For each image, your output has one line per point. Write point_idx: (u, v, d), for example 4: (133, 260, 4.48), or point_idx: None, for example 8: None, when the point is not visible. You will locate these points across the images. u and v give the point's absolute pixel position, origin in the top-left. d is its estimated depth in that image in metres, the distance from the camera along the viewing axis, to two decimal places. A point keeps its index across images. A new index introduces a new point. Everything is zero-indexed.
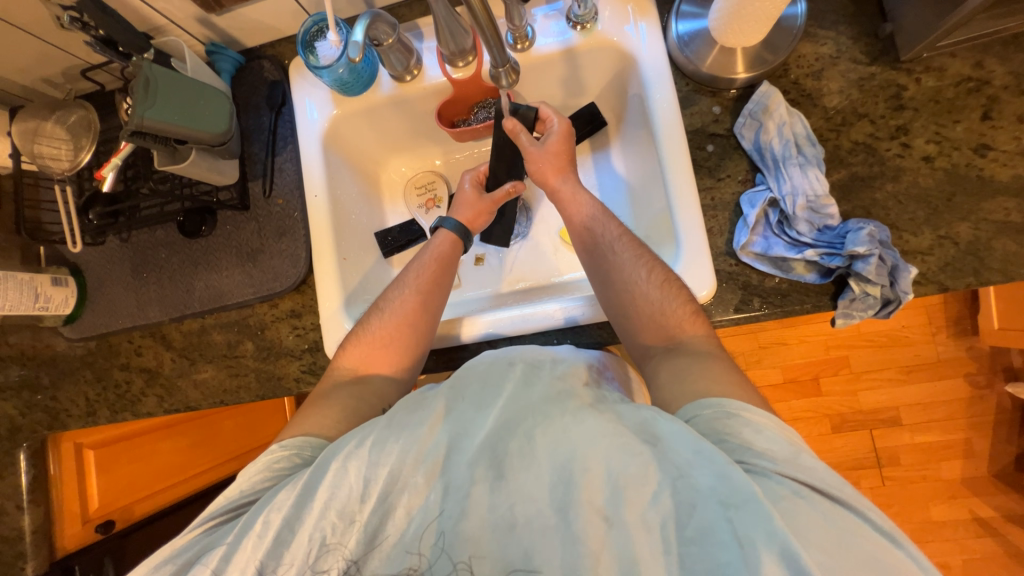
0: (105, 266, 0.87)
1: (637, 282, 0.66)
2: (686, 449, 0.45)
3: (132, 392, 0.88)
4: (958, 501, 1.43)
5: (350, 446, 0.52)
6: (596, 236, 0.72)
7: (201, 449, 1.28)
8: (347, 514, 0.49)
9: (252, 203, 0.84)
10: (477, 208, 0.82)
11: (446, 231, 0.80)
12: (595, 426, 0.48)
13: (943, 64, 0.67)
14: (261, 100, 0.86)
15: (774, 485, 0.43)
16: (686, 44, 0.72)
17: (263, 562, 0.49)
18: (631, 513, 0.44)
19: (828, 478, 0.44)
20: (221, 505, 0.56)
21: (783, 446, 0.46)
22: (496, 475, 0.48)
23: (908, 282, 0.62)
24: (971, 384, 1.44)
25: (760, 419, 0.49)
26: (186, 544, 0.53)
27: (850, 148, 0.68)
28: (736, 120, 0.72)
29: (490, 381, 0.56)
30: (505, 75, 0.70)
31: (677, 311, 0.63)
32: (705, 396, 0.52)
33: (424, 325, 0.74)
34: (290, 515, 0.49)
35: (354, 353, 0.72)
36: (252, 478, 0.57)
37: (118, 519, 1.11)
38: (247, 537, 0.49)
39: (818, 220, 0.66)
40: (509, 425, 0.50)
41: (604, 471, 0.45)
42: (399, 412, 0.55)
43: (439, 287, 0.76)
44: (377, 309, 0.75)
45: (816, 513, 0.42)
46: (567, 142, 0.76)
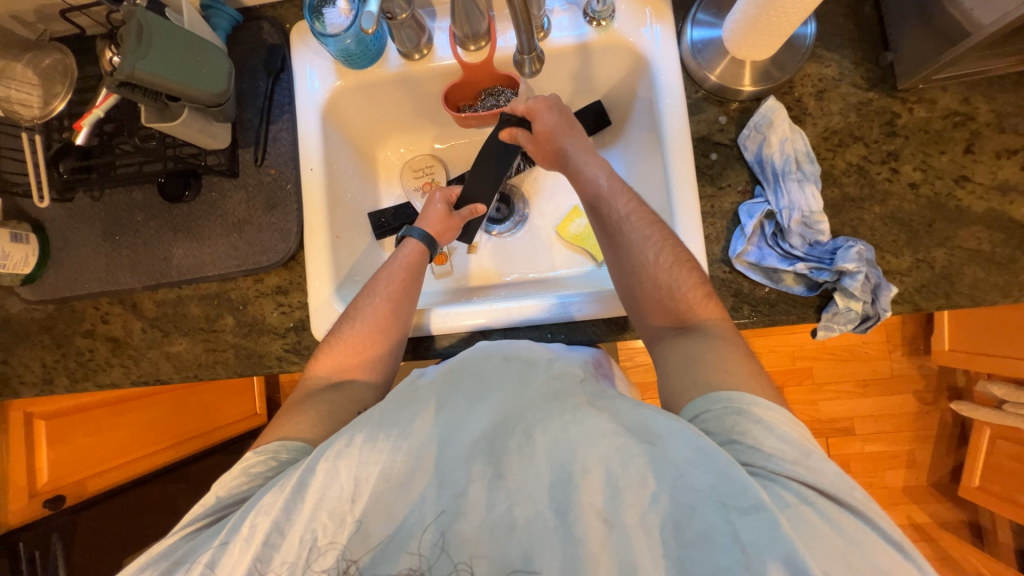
0: (72, 225, 0.81)
1: (641, 271, 0.67)
2: (685, 448, 0.46)
3: (95, 361, 0.82)
4: (898, 508, 1.55)
5: (339, 445, 0.51)
6: (605, 215, 0.71)
7: (163, 424, 1.23)
8: (338, 514, 0.48)
9: (242, 170, 0.80)
10: (447, 224, 0.80)
11: (413, 241, 0.78)
12: (596, 426, 0.49)
13: (934, 96, 0.70)
14: (258, 63, 0.81)
15: (781, 490, 0.45)
16: (699, 50, 0.73)
17: (252, 566, 0.47)
18: (630, 515, 0.45)
19: (839, 482, 0.46)
20: (199, 512, 0.54)
21: (793, 446, 0.48)
22: (494, 473, 0.48)
23: (888, 300, 0.66)
24: (920, 400, 1.54)
25: (769, 415, 0.50)
26: (165, 550, 0.51)
27: (844, 169, 0.71)
28: (740, 132, 0.73)
29: (486, 377, 0.56)
30: (529, 63, 0.71)
31: (688, 294, 0.64)
32: (716, 390, 0.54)
33: (394, 337, 0.71)
34: (278, 518, 0.48)
35: (327, 361, 0.69)
36: (228, 485, 0.56)
37: (70, 494, 1.03)
38: (231, 544, 0.48)
39: (809, 234, 0.69)
40: (509, 421, 0.50)
41: (602, 473, 0.46)
42: (390, 406, 0.54)
43: (409, 296, 0.73)
44: (349, 317, 0.72)
45: (823, 520, 0.44)
46: (556, 114, 0.75)
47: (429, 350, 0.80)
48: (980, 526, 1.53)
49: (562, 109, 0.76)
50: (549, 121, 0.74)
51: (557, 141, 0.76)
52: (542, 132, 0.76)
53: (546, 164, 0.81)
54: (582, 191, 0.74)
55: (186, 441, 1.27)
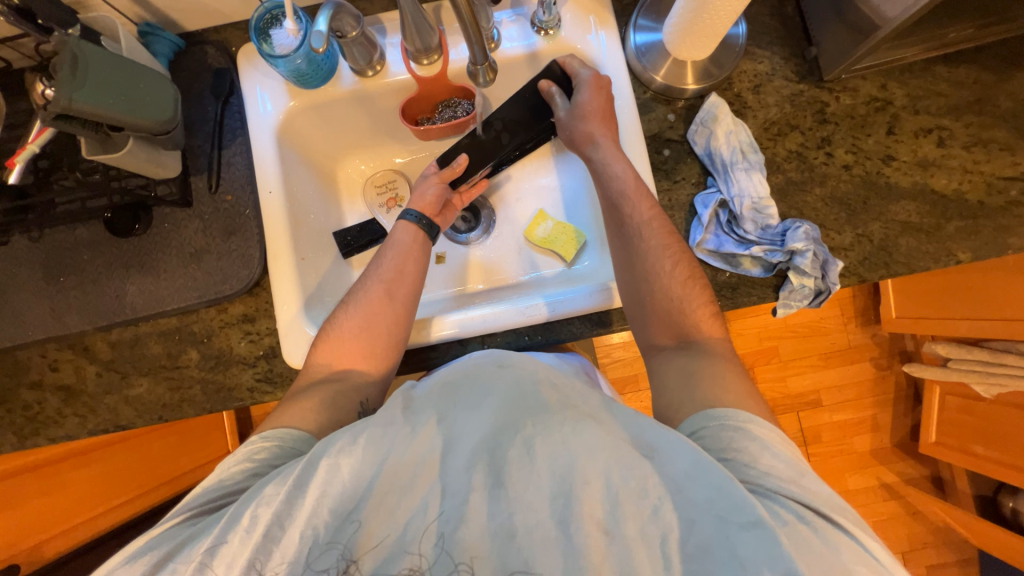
0: (9, 270, 0.76)
1: (652, 279, 0.68)
2: (682, 459, 0.48)
3: (46, 413, 0.77)
4: (868, 470, 1.64)
5: (342, 441, 0.49)
6: (625, 216, 0.71)
7: (125, 475, 1.14)
8: (342, 511, 0.48)
9: (195, 198, 0.77)
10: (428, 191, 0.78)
11: (406, 223, 0.76)
12: (595, 437, 0.49)
13: (856, 85, 0.77)
14: (204, 88, 0.79)
15: (780, 508, 0.47)
16: (643, 53, 0.77)
17: (251, 561, 0.46)
18: (631, 526, 0.46)
19: (831, 502, 0.48)
20: (198, 497, 0.52)
21: (787, 464, 0.50)
22: (494, 484, 0.48)
23: (836, 274, 0.71)
24: (875, 366, 1.65)
25: (765, 435, 0.53)
26: (160, 536, 0.49)
27: (785, 156, 0.76)
28: (689, 128, 0.77)
29: (486, 384, 0.54)
30: (482, 73, 0.73)
31: (695, 311, 0.67)
32: (712, 407, 0.57)
33: (393, 324, 0.69)
34: (280, 510, 0.47)
35: (326, 349, 0.68)
36: (230, 469, 0.55)
37: (23, 562, 0.95)
38: (232, 533, 0.46)
39: (761, 219, 0.73)
40: (508, 429, 0.50)
41: (602, 483, 0.47)
42: (393, 411, 0.52)
43: (404, 276, 0.72)
44: (344, 305, 0.71)
45: (817, 538, 0.44)
46: (599, 96, 0.73)
47: (408, 365, 0.79)
48: (941, 478, 1.64)
49: (605, 79, 0.74)
50: (593, 101, 0.72)
51: (592, 124, 0.73)
52: (580, 110, 0.73)
53: (569, 145, 0.78)
54: (604, 188, 0.74)
55: (155, 488, 1.19)
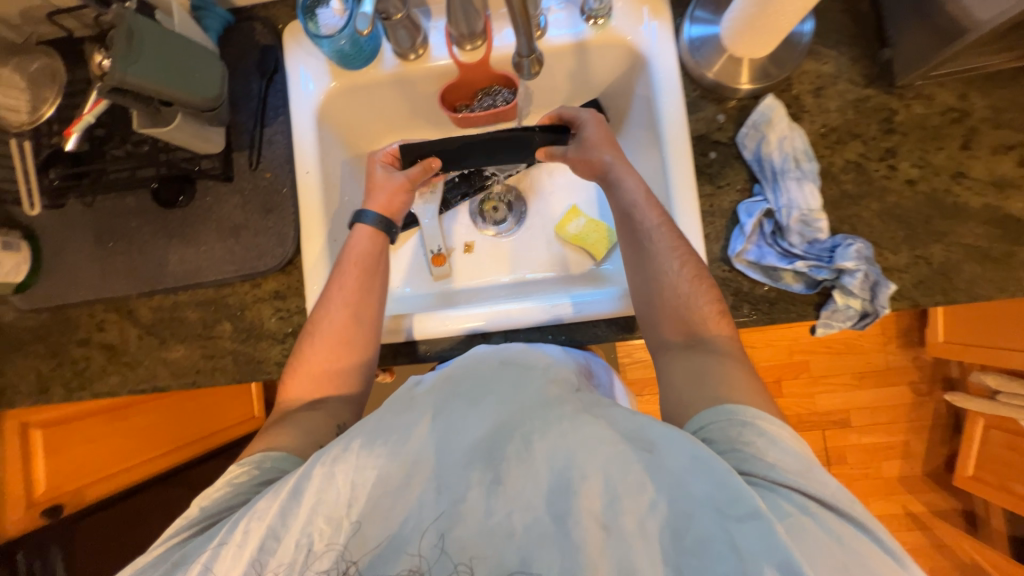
0: (63, 232, 0.79)
1: (662, 282, 0.66)
2: (681, 454, 0.47)
3: (91, 369, 0.81)
4: (894, 498, 1.57)
5: (334, 451, 0.51)
6: (635, 224, 0.69)
7: (161, 432, 1.21)
8: (335, 518, 0.48)
9: (236, 174, 0.79)
10: (391, 192, 0.77)
11: (365, 226, 0.76)
12: (595, 432, 0.49)
13: (932, 93, 0.71)
14: (251, 65, 0.80)
15: (782, 501, 0.45)
16: (697, 48, 0.73)
17: (249, 569, 0.47)
18: (630, 521, 0.45)
19: (840, 494, 0.46)
20: (187, 521, 0.53)
21: (796, 458, 0.49)
22: (492, 479, 0.48)
23: (886, 298, 0.66)
24: (914, 391, 1.56)
25: (774, 430, 0.51)
26: (154, 560, 0.51)
27: (843, 166, 0.71)
28: (739, 130, 0.73)
29: (486, 380, 0.56)
30: (528, 65, 0.69)
31: (705, 308, 0.64)
32: (723, 403, 0.55)
33: (360, 338, 0.71)
34: (274, 523, 0.48)
35: (298, 385, 0.68)
36: (212, 496, 0.55)
37: (68, 503, 1.02)
38: (226, 547, 0.48)
39: (809, 233, 0.68)
40: (507, 427, 0.50)
41: (601, 478, 0.46)
42: (385, 414, 0.54)
43: (363, 285, 0.72)
44: (308, 335, 0.71)
45: (823, 531, 0.43)
46: (603, 129, 0.75)
47: (429, 353, 0.79)
48: (974, 513, 1.55)
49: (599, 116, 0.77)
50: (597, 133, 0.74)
51: (601, 150, 0.74)
52: (586, 142, 0.75)
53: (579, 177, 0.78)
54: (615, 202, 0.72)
55: (189, 444, 1.27)
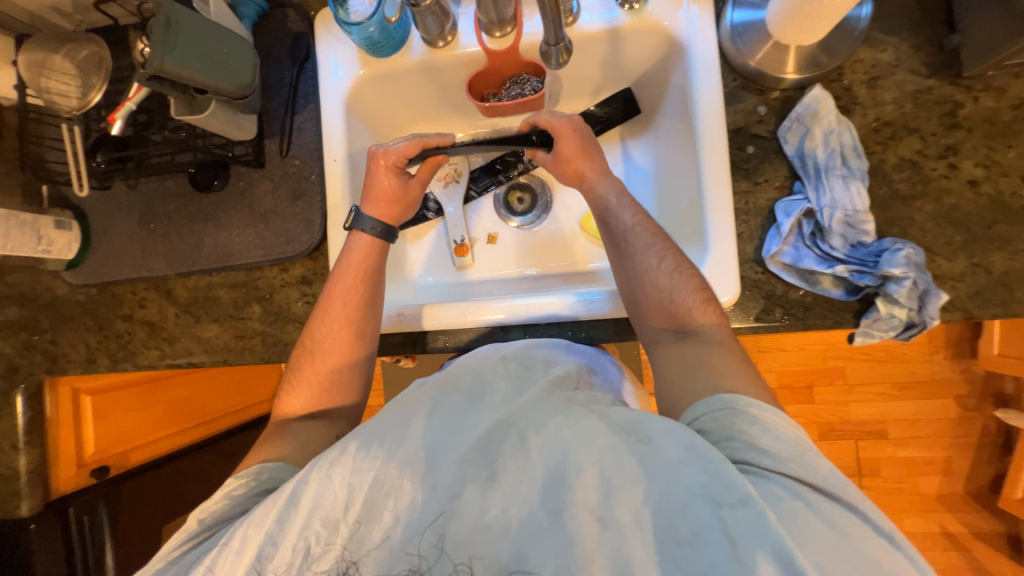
0: (110, 212, 0.84)
1: (643, 279, 0.66)
2: (677, 447, 0.46)
3: (134, 343, 0.86)
4: (931, 516, 1.48)
5: (332, 454, 0.51)
6: (611, 226, 0.71)
7: (195, 403, 1.29)
8: (332, 521, 0.49)
9: (268, 160, 0.81)
10: (396, 196, 0.77)
11: (364, 234, 0.75)
12: (590, 426, 0.49)
13: (1005, 84, 0.64)
14: (283, 52, 0.81)
15: (773, 487, 0.46)
16: (738, 35, 0.68)
17: (251, 568, 0.49)
18: (624, 512, 0.45)
19: (832, 478, 0.46)
20: (190, 530, 0.55)
21: (789, 444, 0.48)
22: (486, 477, 0.48)
23: (936, 307, 0.61)
24: (960, 406, 1.46)
25: (768, 418, 0.51)
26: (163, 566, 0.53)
27: (896, 164, 0.66)
28: (781, 124, 0.69)
29: (484, 379, 0.56)
30: (556, 54, 0.69)
31: (689, 299, 0.64)
32: (717, 393, 0.54)
33: (354, 340, 0.72)
34: (272, 529, 0.49)
35: (301, 396, 0.71)
36: (211, 507, 0.57)
37: (113, 465, 1.10)
38: (225, 553, 0.49)
39: (853, 235, 0.64)
40: (504, 424, 0.50)
41: (596, 473, 0.46)
42: (381, 417, 0.55)
43: (360, 296, 0.72)
44: (306, 349, 0.73)
45: (814, 516, 0.44)
46: (578, 136, 0.73)
47: (448, 344, 0.80)
48: None
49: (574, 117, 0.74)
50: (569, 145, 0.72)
51: (577, 164, 0.73)
52: (561, 156, 0.73)
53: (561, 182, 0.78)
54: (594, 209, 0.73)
55: (219, 416, 1.36)
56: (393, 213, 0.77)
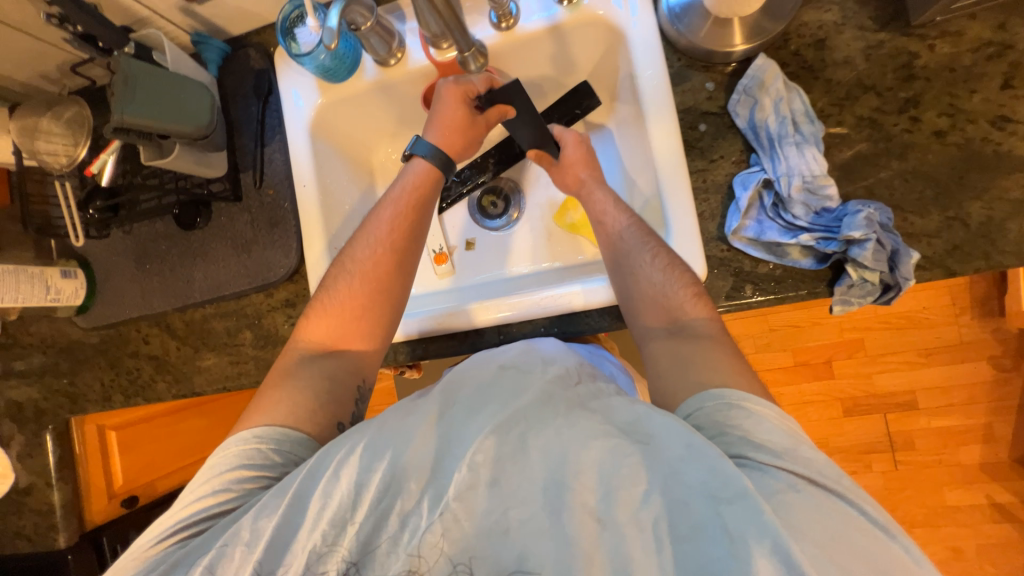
0: (110, 257, 0.90)
1: (637, 273, 0.66)
2: (676, 444, 0.46)
3: (143, 378, 0.92)
4: (975, 487, 1.40)
5: (341, 455, 0.50)
6: (608, 230, 0.71)
7: (213, 432, 1.35)
8: (338, 522, 0.48)
9: (244, 193, 0.85)
10: (464, 131, 0.76)
11: (421, 160, 0.76)
12: (588, 427, 0.48)
13: (961, 28, 0.62)
14: (248, 89, 0.85)
15: (770, 480, 0.45)
16: (678, 17, 0.67)
17: (255, 569, 0.48)
18: (623, 513, 0.44)
19: (827, 470, 0.46)
20: (199, 513, 0.55)
21: (783, 438, 0.48)
22: (488, 480, 0.46)
23: (909, 267, 0.59)
24: (994, 367, 1.38)
25: (761, 410, 0.51)
26: (165, 555, 0.53)
27: (854, 124, 0.64)
28: (730, 98, 0.68)
29: (484, 386, 0.54)
30: (472, 59, 0.72)
31: (679, 294, 0.63)
32: (710, 387, 0.54)
33: (394, 271, 0.72)
34: (282, 525, 0.49)
35: (320, 326, 0.70)
36: (224, 480, 0.57)
37: (141, 495, 1.18)
38: (234, 549, 0.49)
39: (815, 202, 0.63)
40: (506, 425, 0.48)
41: (595, 473, 0.45)
42: (389, 419, 0.53)
43: (410, 233, 0.73)
44: (342, 270, 0.72)
45: (811, 506, 0.43)
46: (584, 146, 0.76)
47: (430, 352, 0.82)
48: None
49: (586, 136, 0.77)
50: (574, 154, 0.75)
51: (576, 171, 0.75)
52: (563, 163, 0.76)
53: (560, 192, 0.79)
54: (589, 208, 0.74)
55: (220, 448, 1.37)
56: (456, 148, 0.77)
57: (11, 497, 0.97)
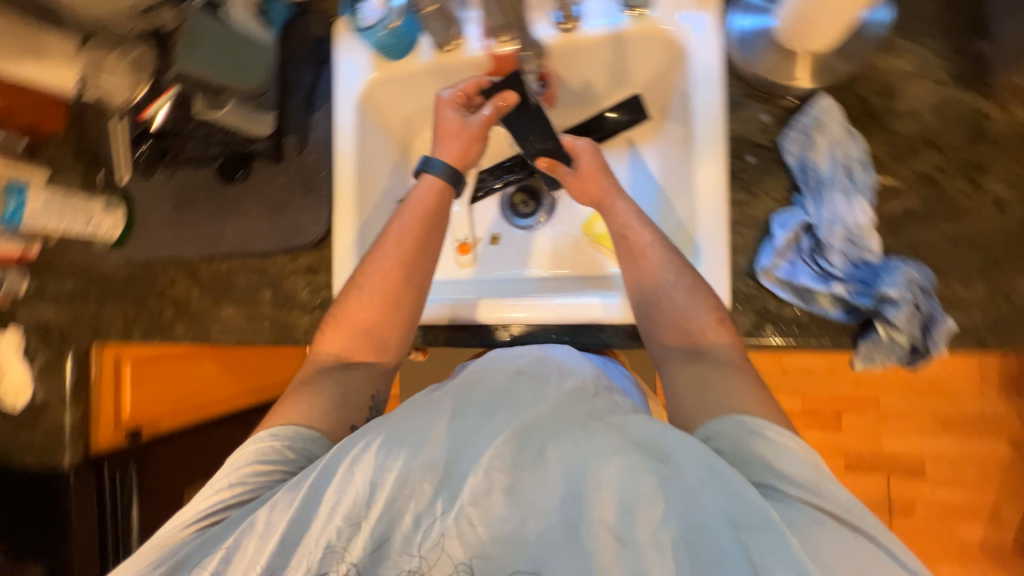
0: (149, 197, 0.93)
1: (658, 293, 0.66)
2: (697, 468, 0.46)
3: (163, 319, 0.95)
4: (971, 567, 1.35)
5: (356, 450, 0.51)
6: (631, 243, 0.69)
7: (227, 375, 1.36)
8: (353, 518, 0.47)
9: (286, 155, 0.87)
10: (464, 139, 0.75)
11: (431, 177, 0.76)
12: (607, 441, 0.47)
13: None
14: (306, 55, 0.87)
15: (795, 512, 0.44)
16: (745, 43, 0.67)
17: (270, 559, 0.48)
18: (643, 532, 0.43)
19: (851, 506, 0.45)
20: (209, 506, 0.55)
21: (807, 470, 0.47)
22: (505, 486, 0.46)
23: (942, 335, 0.57)
24: (1013, 449, 1.32)
25: (785, 441, 0.50)
26: (174, 546, 0.53)
27: (910, 180, 0.62)
28: (783, 134, 0.66)
29: (500, 391, 0.54)
30: (530, 60, 0.75)
31: (701, 318, 0.63)
32: (731, 412, 0.53)
33: (403, 284, 0.73)
34: (296, 519, 0.49)
35: (336, 339, 0.72)
36: (240, 471, 0.58)
37: (145, 428, 1.19)
38: (249, 536, 0.49)
39: (855, 253, 0.60)
40: (524, 432, 0.48)
41: (615, 489, 0.45)
42: (403, 417, 0.54)
43: (423, 246, 0.74)
44: (355, 284, 0.74)
45: (835, 541, 0.43)
46: (599, 158, 0.75)
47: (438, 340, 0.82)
48: None
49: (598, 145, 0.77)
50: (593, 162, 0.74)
51: (592, 184, 0.73)
52: (581, 173, 0.74)
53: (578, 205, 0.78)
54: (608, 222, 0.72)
55: (234, 396, 1.38)
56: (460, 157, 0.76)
57: (27, 412, 1.04)
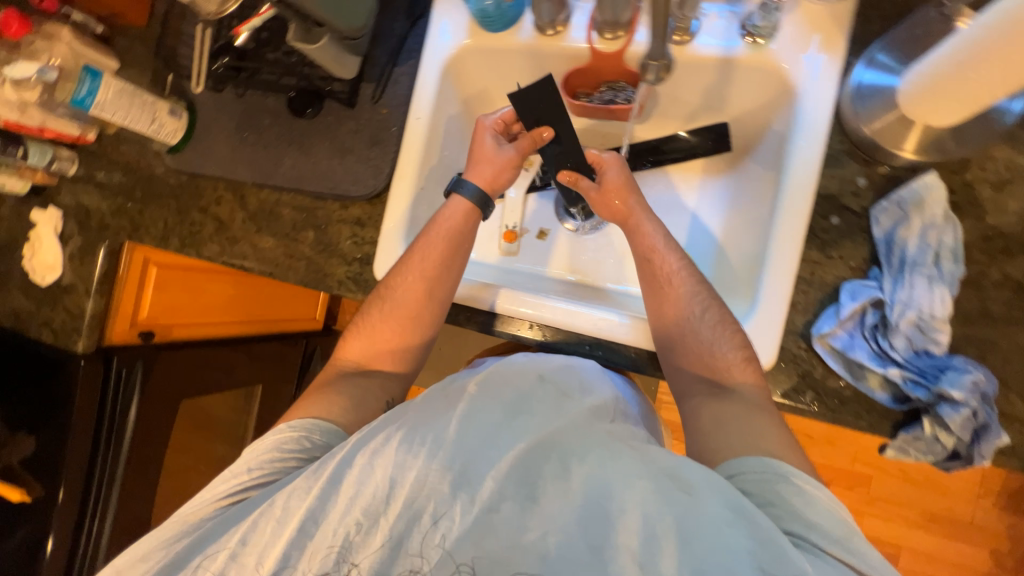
0: (214, 112, 0.92)
1: (686, 326, 0.64)
2: (720, 504, 0.45)
3: (201, 235, 0.95)
4: None
5: (375, 443, 0.51)
6: (653, 268, 0.69)
7: (240, 303, 1.36)
8: (372, 513, 0.48)
9: (359, 103, 0.85)
10: (498, 166, 0.75)
11: (462, 198, 0.74)
12: (630, 465, 0.48)
13: None
14: (402, 4, 0.85)
15: (827, 566, 0.43)
16: (861, 97, 0.63)
17: (287, 542, 0.48)
18: (667, 561, 0.42)
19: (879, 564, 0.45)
20: (229, 488, 0.58)
21: (837, 524, 0.47)
22: (527, 497, 0.47)
23: (991, 448, 0.55)
24: (994, 561, 1.31)
25: (812, 490, 0.49)
26: (197, 523, 0.55)
27: (996, 281, 0.59)
28: (876, 202, 0.63)
29: (522, 394, 0.54)
30: (653, 70, 0.62)
31: (729, 355, 0.62)
32: (755, 453, 0.53)
33: (425, 301, 0.73)
34: (313, 508, 0.49)
35: (358, 347, 0.75)
36: (260, 458, 0.60)
37: (159, 332, 1.19)
38: (266, 518, 0.49)
39: (921, 340, 0.58)
40: (546, 445, 0.49)
41: (639, 515, 0.45)
42: (420, 411, 0.53)
43: (450, 263, 0.73)
44: (379, 296, 0.74)
45: None
46: (624, 171, 0.74)
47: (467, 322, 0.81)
48: None
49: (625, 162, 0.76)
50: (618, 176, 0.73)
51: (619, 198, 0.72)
52: (607, 186, 0.73)
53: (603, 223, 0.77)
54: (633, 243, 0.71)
55: (246, 324, 1.40)
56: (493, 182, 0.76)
57: (54, 290, 1.05)
